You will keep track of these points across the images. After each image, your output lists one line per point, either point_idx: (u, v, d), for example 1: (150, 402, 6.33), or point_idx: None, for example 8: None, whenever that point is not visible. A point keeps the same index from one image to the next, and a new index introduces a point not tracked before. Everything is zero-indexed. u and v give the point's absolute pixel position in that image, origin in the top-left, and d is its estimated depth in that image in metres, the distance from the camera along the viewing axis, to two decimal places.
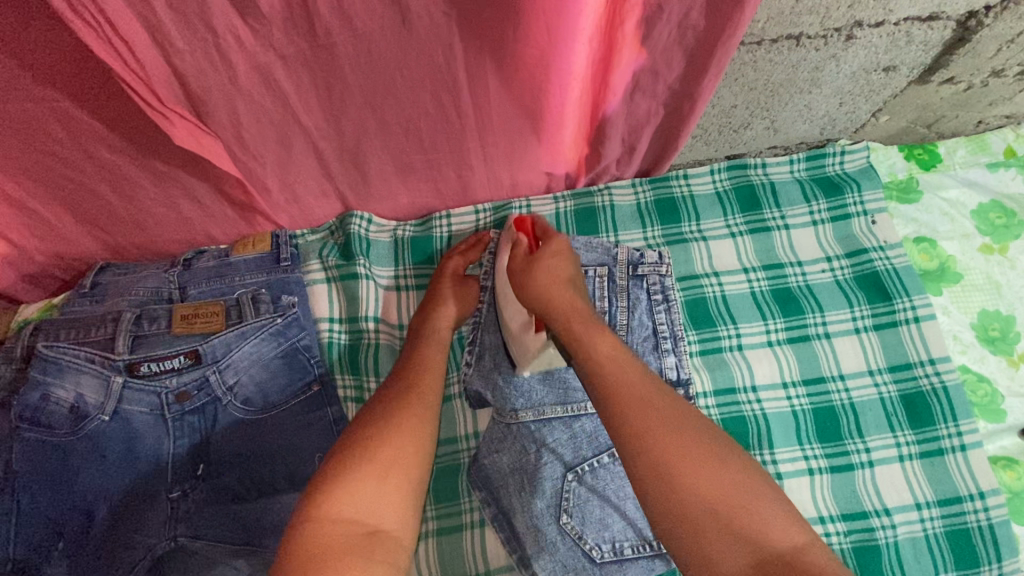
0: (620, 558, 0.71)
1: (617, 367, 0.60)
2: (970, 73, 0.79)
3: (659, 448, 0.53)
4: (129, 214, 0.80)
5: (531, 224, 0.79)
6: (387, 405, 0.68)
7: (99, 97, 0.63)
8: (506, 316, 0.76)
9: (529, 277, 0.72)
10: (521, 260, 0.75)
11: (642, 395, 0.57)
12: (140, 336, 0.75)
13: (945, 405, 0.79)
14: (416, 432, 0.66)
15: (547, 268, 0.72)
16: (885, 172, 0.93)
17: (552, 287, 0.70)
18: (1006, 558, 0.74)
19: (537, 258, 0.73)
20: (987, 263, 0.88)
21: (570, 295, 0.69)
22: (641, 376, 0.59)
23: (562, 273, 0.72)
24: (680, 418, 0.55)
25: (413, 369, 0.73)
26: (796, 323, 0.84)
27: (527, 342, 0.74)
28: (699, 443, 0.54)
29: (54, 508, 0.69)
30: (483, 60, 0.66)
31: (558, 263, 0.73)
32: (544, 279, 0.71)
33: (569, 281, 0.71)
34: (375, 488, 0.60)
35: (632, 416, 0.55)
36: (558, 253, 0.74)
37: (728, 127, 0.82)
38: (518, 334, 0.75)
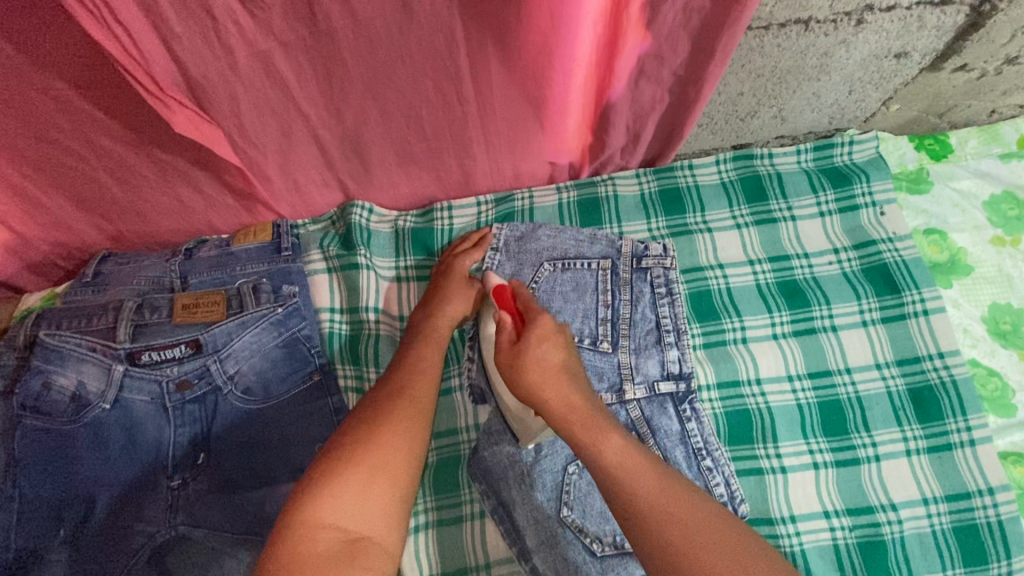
0: (621, 552, 0.70)
1: (628, 466, 0.58)
2: (983, 60, 0.77)
3: (682, 562, 0.52)
4: (130, 202, 0.80)
5: (510, 295, 0.71)
6: (381, 401, 0.68)
7: (98, 83, 0.63)
8: (500, 392, 0.73)
9: (518, 378, 0.64)
10: (506, 352, 0.66)
11: (660, 504, 0.55)
12: (141, 324, 0.75)
13: (954, 400, 0.78)
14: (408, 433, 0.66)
15: (536, 362, 0.64)
16: (894, 163, 0.91)
17: (545, 383, 0.63)
18: (1016, 556, 0.72)
19: (522, 350, 0.64)
20: (999, 255, 0.87)
21: (566, 389, 0.63)
22: (658, 482, 0.57)
23: (554, 362, 0.64)
24: (700, 524, 0.54)
25: (409, 367, 0.72)
26: (802, 316, 0.83)
27: (526, 420, 0.72)
28: (721, 550, 0.53)
29: (56, 495, 0.69)
30: (485, 45, 0.65)
31: (547, 351, 0.64)
32: (536, 375, 0.63)
33: (563, 370, 0.64)
34: (360, 490, 0.60)
35: (651, 531, 0.54)
36: (548, 335, 0.66)
37: (734, 116, 0.81)
38: (517, 413, 0.72)
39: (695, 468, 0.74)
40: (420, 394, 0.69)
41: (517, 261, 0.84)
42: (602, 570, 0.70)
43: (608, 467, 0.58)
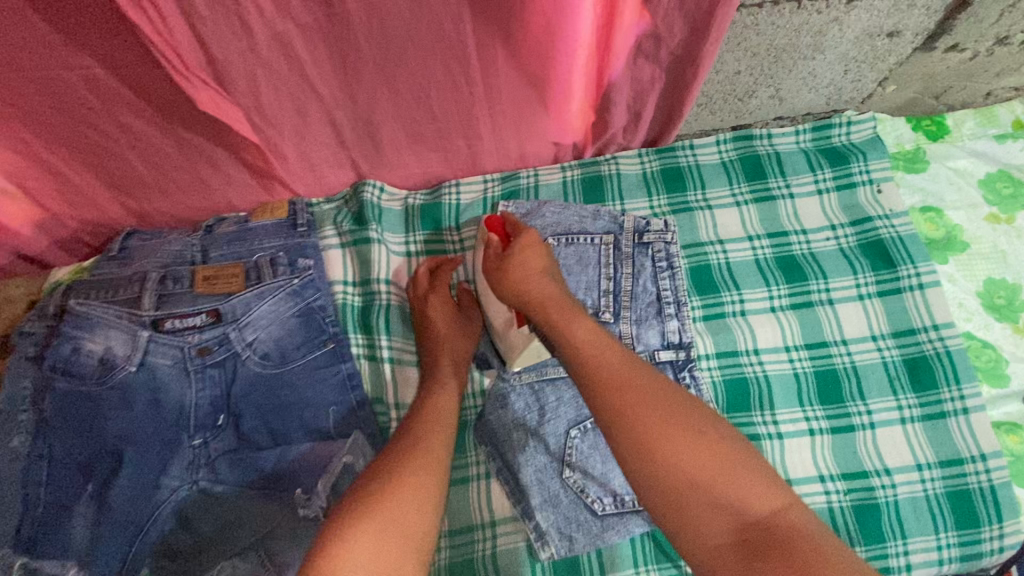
0: (621, 511, 0.74)
1: (592, 345, 0.63)
2: (974, 39, 0.79)
3: (635, 420, 0.56)
4: (155, 180, 0.84)
5: (500, 223, 0.80)
6: (394, 453, 0.64)
7: (128, 65, 0.66)
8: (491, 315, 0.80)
9: (504, 275, 0.73)
10: (495, 259, 0.76)
11: (621, 375, 0.59)
12: (165, 294, 0.79)
13: (948, 369, 0.80)
14: (423, 480, 0.61)
15: (520, 262, 0.72)
16: (891, 143, 0.93)
17: (528, 278, 0.71)
18: (1008, 520, 0.74)
19: (508, 255, 0.74)
20: (994, 232, 0.88)
21: (544, 283, 0.71)
22: (619, 357, 0.61)
23: (536, 265, 0.73)
24: (656, 392, 0.58)
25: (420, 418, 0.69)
26: (800, 289, 0.85)
27: (511, 338, 0.78)
28: (675, 415, 0.56)
29: (84, 452, 0.73)
30: (492, 26, 0.69)
31: (530, 257, 0.73)
32: (520, 274, 0.72)
33: (544, 271, 0.72)
34: (375, 544, 0.54)
35: (610, 397, 0.58)
36: (531, 244, 0.74)
37: (732, 96, 0.84)
38: (503, 331, 0.79)
39: None
40: (436, 446, 0.65)
41: None
42: (603, 528, 0.73)
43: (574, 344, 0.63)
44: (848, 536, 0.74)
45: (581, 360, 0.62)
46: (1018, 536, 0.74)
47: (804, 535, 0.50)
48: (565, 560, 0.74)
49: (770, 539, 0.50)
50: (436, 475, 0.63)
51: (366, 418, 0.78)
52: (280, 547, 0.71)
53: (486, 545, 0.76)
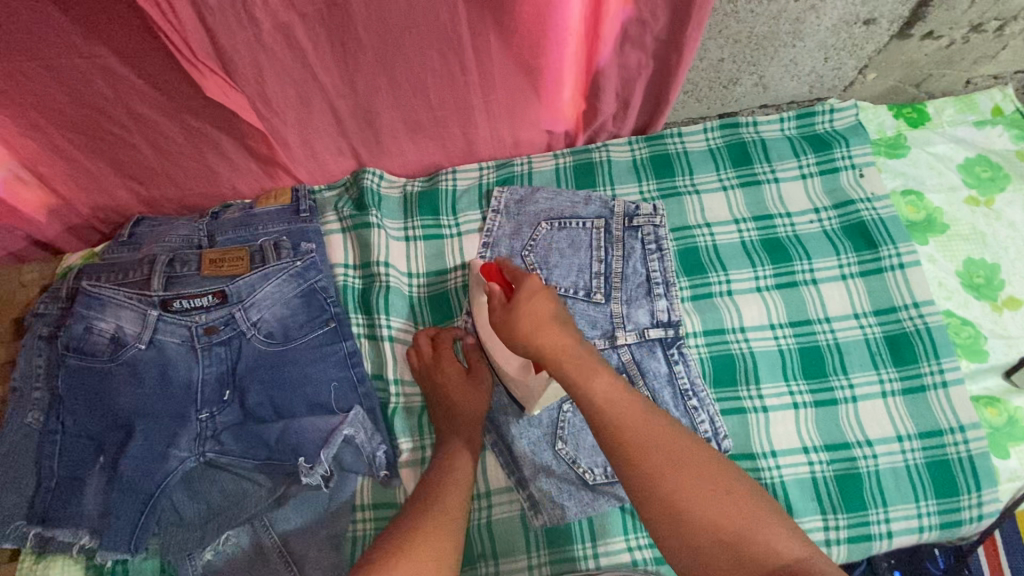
0: (611, 481, 0.76)
1: (615, 402, 0.61)
2: (949, 27, 0.83)
3: (661, 478, 0.56)
4: (163, 167, 0.87)
5: (497, 269, 0.74)
6: (410, 518, 0.64)
7: (139, 54, 0.70)
8: (501, 361, 0.77)
9: (513, 330, 0.67)
10: (499, 312, 0.70)
11: (644, 432, 0.59)
12: (174, 276, 0.82)
13: (928, 344, 0.83)
14: (438, 544, 0.60)
15: (529, 312, 0.67)
16: (873, 130, 0.96)
17: (539, 330, 0.66)
18: (985, 488, 0.77)
19: (514, 307, 0.68)
20: (973, 214, 0.91)
21: (557, 335, 0.66)
22: (640, 411, 0.61)
23: (545, 312, 0.68)
24: (679, 448, 0.58)
25: (435, 486, 0.69)
26: (784, 270, 0.88)
27: (530, 384, 0.75)
28: (696, 469, 0.57)
29: (96, 426, 0.77)
30: (485, 15, 0.72)
31: (537, 305, 0.68)
32: (528, 325, 0.66)
33: (554, 319, 0.67)
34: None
35: (632, 454, 0.58)
36: (537, 291, 0.69)
37: (717, 83, 0.88)
38: (520, 379, 0.76)
39: (682, 406, 0.80)
40: (450, 511, 0.65)
41: (516, 222, 0.91)
42: (594, 496, 0.77)
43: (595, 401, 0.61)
44: (830, 504, 0.77)
45: (605, 416, 0.60)
46: (995, 504, 0.77)
47: None
48: (557, 527, 0.77)
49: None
50: (451, 539, 0.62)
51: (366, 393, 0.82)
52: (289, 525, 0.77)
53: (481, 514, 0.79)
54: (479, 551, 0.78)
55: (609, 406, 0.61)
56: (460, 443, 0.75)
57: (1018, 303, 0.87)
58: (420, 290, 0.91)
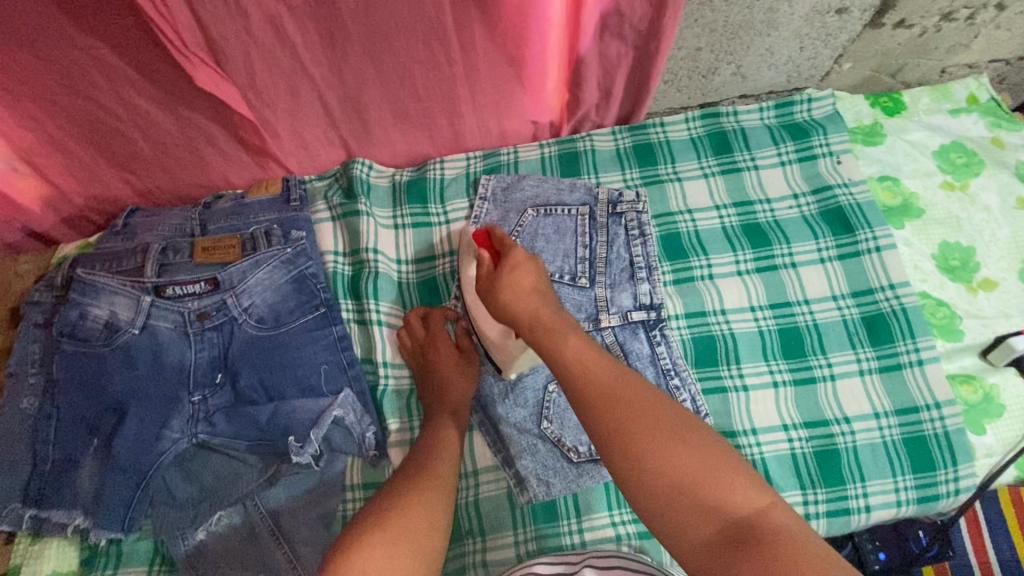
0: (595, 458, 0.78)
1: (584, 362, 0.59)
2: (920, 15, 0.86)
3: (619, 429, 0.54)
4: (156, 157, 0.89)
5: (486, 236, 0.77)
6: (404, 480, 0.67)
7: (132, 45, 0.72)
8: (483, 327, 0.79)
9: (495, 298, 0.70)
10: (485, 280, 0.72)
11: (609, 387, 0.57)
12: (166, 263, 0.84)
13: (903, 324, 0.85)
14: (430, 505, 0.64)
15: (512, 282, 0.69)
16: (851, 119, 0.99)
17: (518, 300, 0.68)
18: (961, 463, 0.79)
19: (497, 276, 0.71)
20: (948, 199, 0.94)
21: (536, 303, 0.68)
22: (605, 366, 0.59)
23: (526, 283, 0.69)
24: (642, 402, 0.55)
25: (426, 454, 0.72)
26: (764, 254, 0.90)
27: (509, 349, 0.78)
28: (653, 418, 0.54)
29: (90, 409, 0.78)
30: (469, 8, 0.74)
31: (519, 276, 0.70)
32: (509, 295, 0.69)
33: (534, 289, 0.69)
34: (390, 556, 0.56)
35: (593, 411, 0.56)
36: (520, 263, 0.71)
37: (697, 72, 0.91)
38: (499, 343, 0.78)
39: (664, 387, 0.81)
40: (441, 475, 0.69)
41: (503, 210, 0.93)
42: (578, 473, 0.78)
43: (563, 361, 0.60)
44: (809, 480, 0.79)
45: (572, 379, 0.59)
46: (971, 479, 0.78)
47: (789, 535, 0.47)
48: (543, 504, 0.79)
49: (748, 533, 0.47)
50: (443, 501, 0.66)
51: (355, 375, 0.84)
52: (279, 503, 0.79)
53: (468, 492, 0.81)
54: (466, 528, 0.80)
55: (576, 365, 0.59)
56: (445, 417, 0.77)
57: (993, 284, 0.89)
58: (409, 277, 0.93)
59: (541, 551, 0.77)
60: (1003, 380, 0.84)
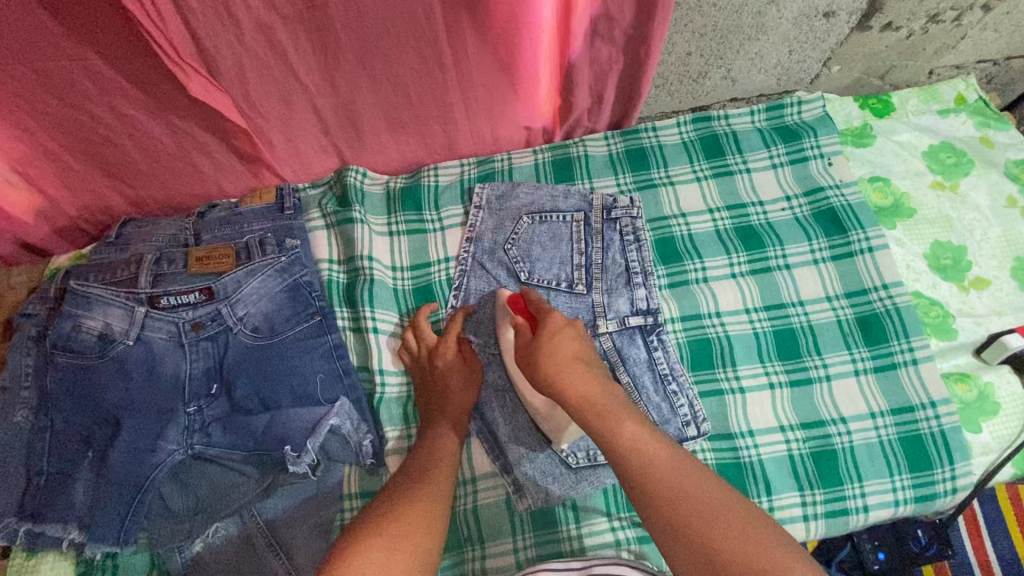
0: (594, 464, 0.79)
1: (640, 448, 0.62)
2: (907, 18, 0.87)
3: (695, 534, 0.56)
4: (149, 167, 0.89)
5: (523, 301, 0.81)
6: (402, 484, 0.67)
7: (124, 55, 0.72)
8: (527, 396, 0.79)
9: (535, 367, 0.70)
10: (523, 348, 0.73)
11: (675, 481, 0.60)
12: (160, 274, 0.84)
13: (897, 324, 0.85)
14: (429, 507, 0.64)
15: (550, 350, 0.71)
16: (841, 121, 1.00)
17: (560, 370, 0.69)
18: (958, 462, 0.79)
19: (534, 343, 0.72)
20: (939, 198, 0.95)
21: (582, 378, 0.69)
22: (672, 460, 0.62)
23: (566, 353, 0.71)
24: (709, 497, 0.58)
25: (424, 460, 0.72)
26: (758, 256, 0.91)
27: (557, 419, 0.77)
28: (730, 524, 0.56)
29: (84, 422, 0.77)
30: (461, 15, 0.74)
31: (559, 344, 0.72)
32: (550, 364, 0.70)
33: (575, 360, 0.71)
34: (383, 557, 0.56)
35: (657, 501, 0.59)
36: (558, 330, 0.73)
37: (688, 76, 0.92)
38: (545, 413, 0.77)
39: (661, 391, 0.81)
40: (437, 477, 0.69)
41: (498, 216, 0.93)
42: (577, 479, 0.79)
43: (621, 446, 0.63)
44: (807, 481, 0.79)
45: (630, 466, 0.62)
46: (968, 477, 0.79)
47: None
48: (542, 510, 0.79)
49: None
50: (440, 505, 0.65)
51: (352, 384, 0.83)
52: (277, 514, 0.79)
53: (467, 499, 0.81)
54: (465, 536, 0.79)
55: (634, 452, 0.62)
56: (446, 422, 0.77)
57: (985, 283, 0.90)
58: (405, 283, 0.93)
59: (540, 557, 0.77)
60: (998, 377, 0.85)
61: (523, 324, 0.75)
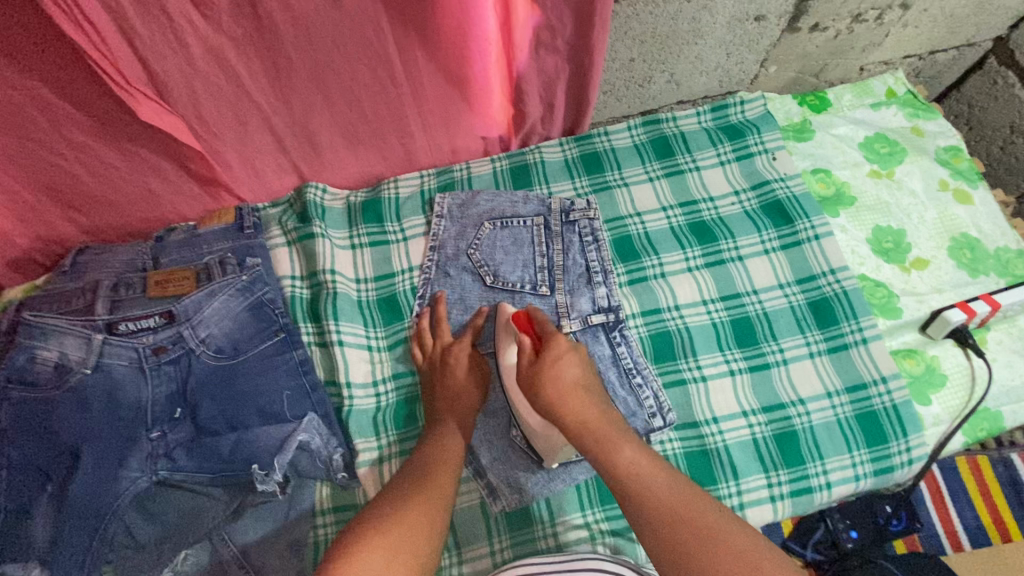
0: (565, 460, 0.80)
1: (640, 475, 0.62)
2: (832, 19, 0.92)
3: (687, 552, 0.56)
4: (104, 194, 0.89)
5: (527, 320, 0.78)
6: (405, 486, 0.66)
7: (72, 83, 0.71)
8: (522, 414, 0.78)
9: (538, 393, 0.70)
10: (526, 371, 0.72)
11: (670, 502, 0.60)
12: (118, 300, 0.83)
13: (846, 306, 0.89)
14: (431, 508, 0.64)
15: (553, 376, 0.70)
16: (782, 118, 1.05)
17: (561, 401, 0.68)
18: (911, 434, 0.82)
19: (538, 368, 0.71)
20: (877, 185, 1.00)
21: (582, 404, 0.68)
22: (667, 479, 0.62)
23: (570, 378, 0.70)
24: (703, 516, 0.59)
25: (426, 462, 0.70)
26: (712, 250, 0.94)
27: (553, 440, 0.76)
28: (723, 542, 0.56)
29: (41, 456, 0.74)
30: (409, 31, 0.77)
31: (562, 369, 0.70)
32: (554, 392, 0.69)
33: (578, 386, 0.70)
34: (385, 557, 0.57)
35: (675, 540, 0.57)
36: (563, 354, 0.72)
37: (633, 81, 0.96)
38: (541, 433, 0.76)
39: (627, 385, 0.83)
40: (442, 478, 0.68)
41: (460, 224, 0.94)
42: (550, 477, 0.80)
43: (618, 469, 0.63)
44: (771, 463, 0.81)
45: (629, 487, 0.62)
46: (922, 448, 0.82)
47: None
48: (516, 511, 0.80)
49: None
50: (441, 508, 0.65)
51: (319, 399, 0.83)
52: (248, 537, 0.79)
53: None
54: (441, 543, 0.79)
55: (634, 478, 0.62)
56: (451, 421, 0.76)
57: (925, 262, 0.95)
58: (369, 295, 0.94)
59: (517, 558, 0.78)
60: (943, 351, 0.90)
61: (527, 345, 0.74)
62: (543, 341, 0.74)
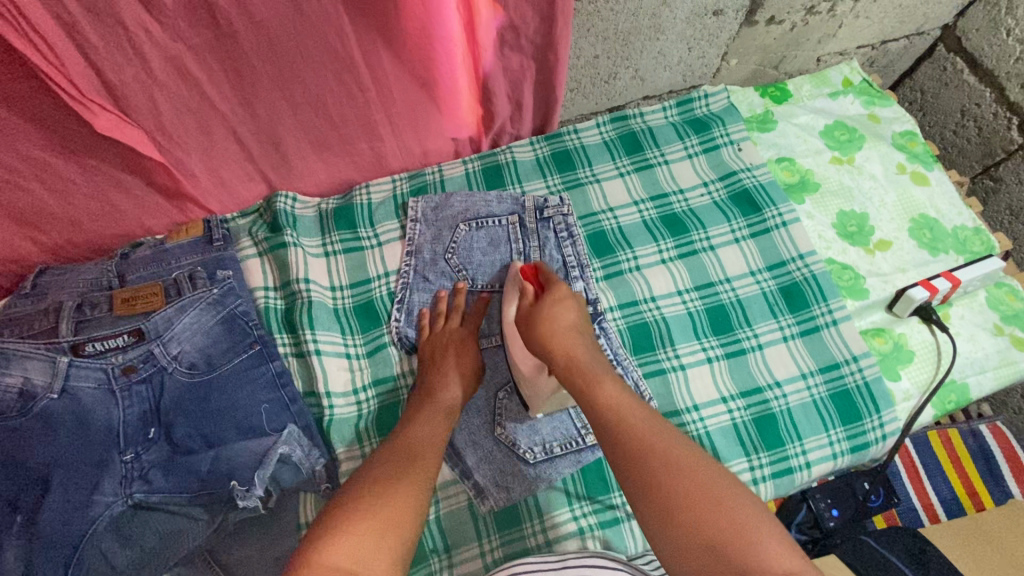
0: (550, 457, 0.80)
1: (618, 405, 0.64)
2: (787, 11, 0.95)
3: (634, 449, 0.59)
4: (64, 211, 0.86)
5: (533, 271, 0.83)
6: (386, 467, 0.65)
7: (23, 97, 0.69)
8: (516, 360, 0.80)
9: (533, 327, 0.76)
10: (526, 312, 0.79)
11: (638, 426, 0.61)
12: (83, 320, 0.80)
13: (816, 289, 0.91)
14: (414, 491, 0.63)
15: (550, 317, 0.76)
16: (745, 109, 1.08)
17: (554, 335, 0.74)
18: (884, 410, 0.85)
19: (538, 307, 0.77)
20: (839, 172, 1.03)
21: (574, 343, 0.73)
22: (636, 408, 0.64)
23: (565, 321, 0.76)
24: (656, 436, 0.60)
25: (406, 446, 0.69)
26: (684, 241, 0.95)
27: (539, 385, 0.78)
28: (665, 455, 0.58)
29: (8, 486, 0.71)
30: (373, 35, 0.76)
31: (558, 311, 0.77)
32: (548, 329, 0.74)
33: (571, 329, 0.75)
34: (369, 541, 0.56)
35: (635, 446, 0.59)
36: (561, 300, 0.78)
37: (599, 78, 0.97)
38: (530, 378, 0.78)
39: None
40: (428, 462, 0.67)
41: (436, 228, 0.94)
42: (536, 475, 0.80)
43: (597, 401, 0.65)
44: (751, 445, 0.83)
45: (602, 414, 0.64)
46: (895, 423, 0.85)
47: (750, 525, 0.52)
48: (503, 510, 0.80)
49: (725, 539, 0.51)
50: (423, 490, 0.64)
51: (299, 410, 0.82)
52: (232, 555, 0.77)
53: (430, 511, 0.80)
54: (431, 547, 0.78)
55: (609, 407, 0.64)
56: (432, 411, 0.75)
57: (888, 244, 0.98)
58: (345, 302, 0.93)
59: (507, 557, 0.78)
60: (909, 328, 0.93)
61: (529, 291, 0.81)
62: (546, 290, 0.80)
